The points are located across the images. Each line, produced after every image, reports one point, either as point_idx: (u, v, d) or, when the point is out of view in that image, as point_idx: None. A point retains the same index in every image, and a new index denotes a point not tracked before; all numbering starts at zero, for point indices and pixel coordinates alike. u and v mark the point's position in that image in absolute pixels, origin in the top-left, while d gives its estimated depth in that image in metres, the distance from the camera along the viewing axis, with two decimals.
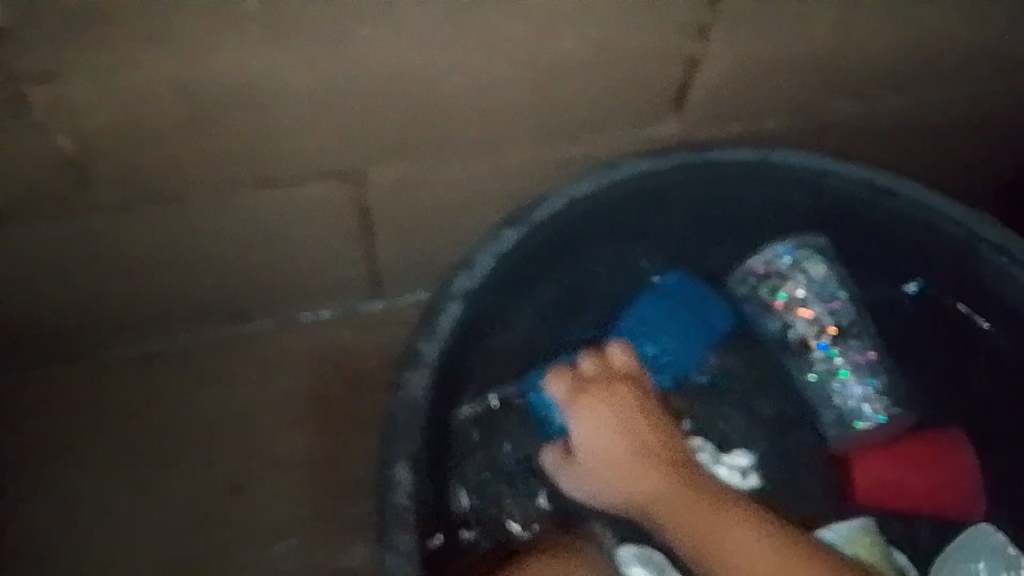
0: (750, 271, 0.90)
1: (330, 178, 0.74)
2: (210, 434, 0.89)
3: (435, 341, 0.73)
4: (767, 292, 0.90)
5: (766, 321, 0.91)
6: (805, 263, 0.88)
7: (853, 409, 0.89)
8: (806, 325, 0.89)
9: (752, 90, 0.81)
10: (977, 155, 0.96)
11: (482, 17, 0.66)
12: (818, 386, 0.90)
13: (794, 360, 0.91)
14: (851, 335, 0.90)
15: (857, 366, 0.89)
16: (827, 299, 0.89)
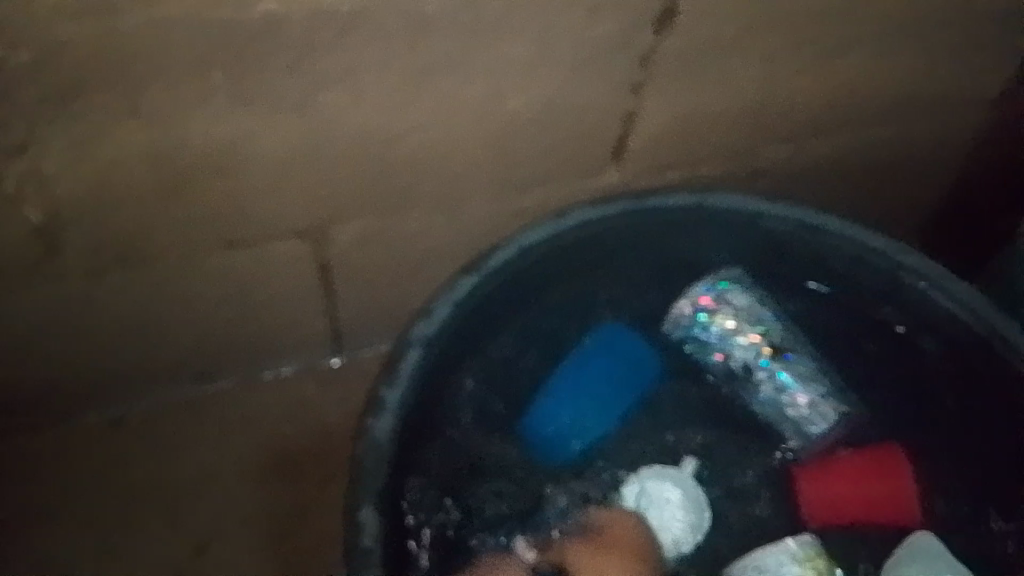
0: (680, 314, 0.92)
1: (293, 236, 0.82)
2: (187, 493, 0.97)
3: (395, 387, 0.74)
4: (700, 329, 0.92)
5: (706, 354, 0.93)
6: (727, 295, 0.91)
7: (805, 419, 0.89)
8: (744, 350, 0.91)
9: (686, 139, 0.88)
10: (899, 192, 1.04)
11: (435, 84, 0.71)
12: (770, 405, 0.91)
13: (740, 384, 0.92)
14: (789, 351, 0.91)
15: (801, 378, 0.90)
16: (755, 323, 0.91)
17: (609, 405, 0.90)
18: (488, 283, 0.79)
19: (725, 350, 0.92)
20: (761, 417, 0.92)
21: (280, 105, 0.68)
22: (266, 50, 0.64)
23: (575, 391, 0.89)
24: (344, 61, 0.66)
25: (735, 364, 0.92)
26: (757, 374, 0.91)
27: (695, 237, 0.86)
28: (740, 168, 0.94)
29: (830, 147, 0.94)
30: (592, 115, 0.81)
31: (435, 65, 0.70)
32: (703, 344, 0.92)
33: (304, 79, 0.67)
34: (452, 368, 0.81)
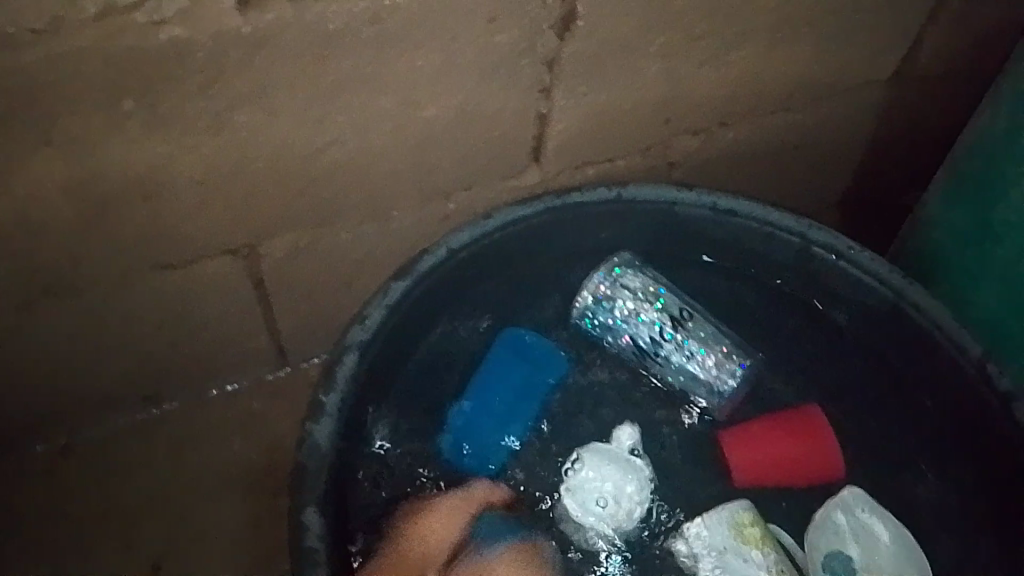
0: (581, 306, 0.94)
1: (223, 254, 0.84)
2: (137, 515, 0.98)
3: (332, 393, 0.77)
4: (602, 314, 0.93)
5: (615, 339, 0.94)
6: (622, 278, 0.92)
7: (719, 378, 0.92)
8: (649, 325, 0.92)
9: (598, 135, 0.92)
10: (810, 174, 1.09)
11: (350, 99, 0.74)
12: (684, 372, 0.93)
13: (652, 360, 0.94)
14: (690, 320, 0.93)
15: (707, 341, 0.92)
16: (652, 300, 0.93)
17: (523, 387, 0.91)
18: (420, 285, 0.83)
19: (630, 330, 0.93)
20: (676, 388, 0.94)
21: (197, 129, 0.71)
22: (175, 76, 0.66)
23: (485, 377, 0.90)
24: (255, 83, 0.69)
25: (642, 341, 0.93)
26: (665, 347, 0.92)
27: (613, 229, 0.91)
28: (655, 160, 0.98)
29: (739, 135, 0.99)
30: (506, 119, 0.85)
31: (346, 82, 0.73)
32: (610, 331, 0.94)
33: (218, 102, 0.69)
34: (386, 372, 0.85)
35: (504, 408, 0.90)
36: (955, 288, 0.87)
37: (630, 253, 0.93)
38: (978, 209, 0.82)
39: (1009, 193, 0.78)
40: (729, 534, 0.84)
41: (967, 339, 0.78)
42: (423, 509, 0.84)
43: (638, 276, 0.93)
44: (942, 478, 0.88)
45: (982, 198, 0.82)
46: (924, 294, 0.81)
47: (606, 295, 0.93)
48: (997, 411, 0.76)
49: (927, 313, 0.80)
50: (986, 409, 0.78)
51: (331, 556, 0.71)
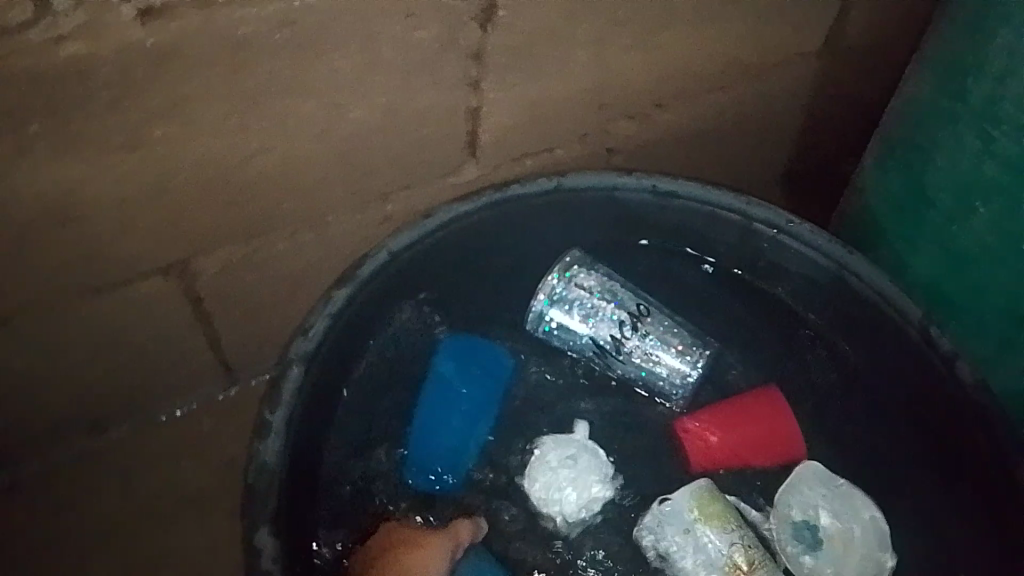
0: (537, 310, 0.94)
1: (154, 274, 0.83)
2: (90, 548, 0.96)
3: (279, 409, 0.74)
4: (561, 316, 0.93)
5: (574, 338, 0.93)
6: (576, 279, 0.92)
7: (675, 370, 0.93)
8: (609, 323, 0.92)
9: (534, 126, 0.91)
10: (751, 150, 1.09)
11: (270, 106, 0.73)
12: (646, 366, 0.93)
13: (614, 356, 0.93)
14: (649, 315, 0.93)
15: (665, 335, 0.92)
16: (608, 298, 0.92)
17: (483, 396, 0.91)
18: (363, 292, 0.81)
19: (591, 331, 0.92)
20: (636, 380, 0.95)
21: (112, 147, 0.70)
22: (82, 95, 0.65)
23: (443, 385, 0.89)
24: (167, 98, 0.68)
25: (604, 340, 0.92)
26: (627, 344, 0.92)
27: (556, 220, 0.89)
28: (594, 147, 0.98)
29: (675, 117, 0.99)
30: (436, 116, 0.83)
31: (263, 88, 0.71)
32: (569, 331, 0.93)
33: (130, 119, 0.68)
34: (334, 385, 0.82)
35: (466, 420, 0.89)
36: (892, 254, 0.88)
37: (577, 251, 0.93)
38: (911, 174, 0.83)
39: (938, 155, 0.79)
40: (694, 513, 0.83)
41: (910, 305, 0.78)
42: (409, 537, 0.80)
43: (591, 275, 0.92)
44: (894, 445, 0.89)
45: (914, 164, 0.83)
46: (867, 265, 0.81)
47: (561, 296, 0.93)
48: (943, 372, 0.77)
49: (873, 283, 0.80)
50: (932, 372, 0.78)
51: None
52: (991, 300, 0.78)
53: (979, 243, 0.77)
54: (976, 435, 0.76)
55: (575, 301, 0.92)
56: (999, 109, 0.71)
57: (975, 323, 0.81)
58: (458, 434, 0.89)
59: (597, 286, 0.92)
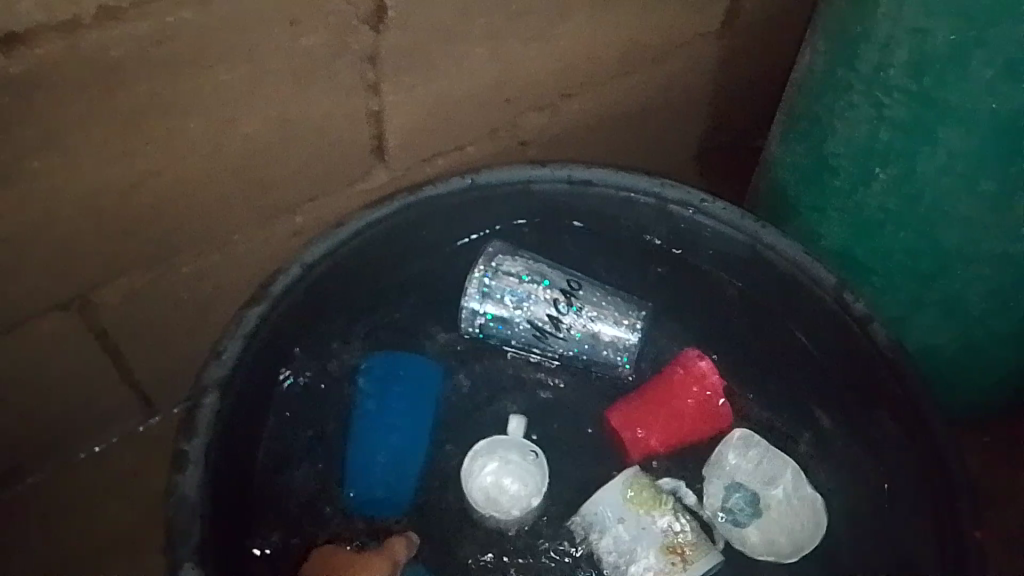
0: (469, 307, 0.90)
1: (52, 309, 0.80)
2: None
3: (196, 436, 0.70)
4: (494, 309, 0.90)
5: (512, 328, 0.91)
6: (501, 267, 0.89)
7: (619, 339, 0.90)
8: (543, 305, 0.89)
9: (442, 127, 0.90)
10: (663, 132, 1.09)
11: (152, 123, 0.72)
12: (589, 341, 0.90)
13: (555, 338, 0.91)
14: (581, 289, 0.91)
15: (600, 306, 0.90)
16: (537, 278, 0.90)
17: (415, 403, 0.87)
18: (278, 310, 0.78)
19: (525, 314, 0.90)
20: (580, 360, 0.93)
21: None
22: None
23: (372, 401, 0.86)
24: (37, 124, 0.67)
25: (540, 321, 0.90)
26: (565, 321, 0.90)
27: (473, 215, 0.88)
28: (508, 142, 0.97)
29: (584, 105, 0.98)
30: (335, 123, 0.82)
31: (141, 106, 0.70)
32: (505, 321, 0.90)
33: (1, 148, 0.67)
34: (254, 407, 0.80)
35: (401, 428, 0.85)
36: (803, 226, 0.89)
37: (496, 240, 0.91)
38: (812, 146, 0.84)
39: (835, 125, 0.80)
40: (625, 499, 0.83)
41: (822, 272, 0.79)
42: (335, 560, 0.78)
43: (514, 258, 0.90)
44: (821, 414, 0.90)
45: (813, 135, 0.83)
46: (779, 235, 0.81)
47: (489, 287, 0.89)
48: (858, 336, 0.78)
49: (786, 252, 0.81)
50: (851, 337, 0.79)
51: None
52: (898, 259, 0.83)
53: (881, 208, 0.80)
54: (895, 398, 0.77)
55: (507, 288, 0.89)
56: (887, 76, 0.72)
57: (883, 282, 0.86)
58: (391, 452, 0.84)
59: (522, 268, 0.90)
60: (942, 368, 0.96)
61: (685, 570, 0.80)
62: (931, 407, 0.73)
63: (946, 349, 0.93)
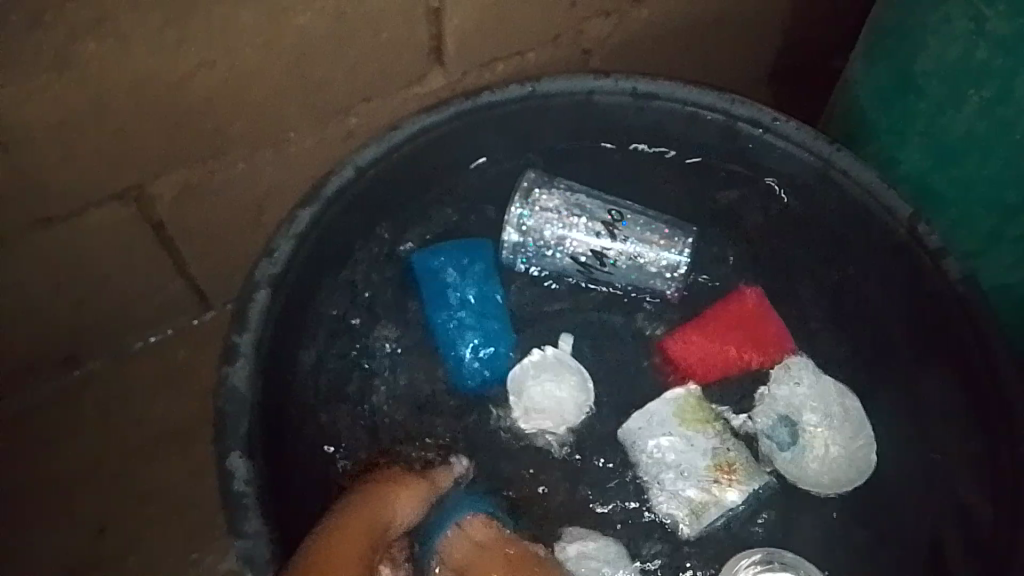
0: (510, 243, 0.89)
1: (107, 201, 0.81)
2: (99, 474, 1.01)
3: (246, 332, 0.70)
4: (535, 243, 0.89)
5: (554, 262, 0.90)
6: (540, 201, 0.88)
7: (672, 263, 0.89)
8: (585, 237, 0.88)
9: (501, 30, 0.87)
10: (731, 45, 1.05)
11: (206, 14, 0.70)
12: (640, 271, 0.90)
13: (603, 273, 0.90)
14: (624, 219, 0.89)
15: (647, 235, 0.89)
16: (574, 212, 0.88)
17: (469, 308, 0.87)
18: (329, 212, 0.77)
19: (568, 249, 0.89)
20: (630, 288, 0.92)
21: (38, 63, 0.67)
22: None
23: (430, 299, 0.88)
24: (92, 10, 0.66)
25: (584, 257, 0.89)
26: (609, 255, 0.88)
27: (534, 123, 0.84)
28: (569, 50, 0.93)
29: (651, 13, 0.94)
30: (391, 20, 0.79)
31: None
32: (547, 258, 0.90)
33: (55, 30, 0.66)
34: (303, 306, 0.80)
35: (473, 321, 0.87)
36: (881, 149, 0.85)
37: (533, 171, 0.89)
38: (899, 62, 0.78)
39: (926, 40, 0.74)
40: (676, 420, 0.83)
41: (896, 201, 0.75)
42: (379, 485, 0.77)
43: (550, 193, 0.88)
44: (879, 348, 0.87)
45: (898, 51, 0.78)
46: (853, 161, 0.76)
47: (526, 224, 0.88)
48: (931, 270, 0.74)
49: (858, 179, 0.76)
50: (923, 270, 0.75)
51: (262, 499, 0.66)
52: (980, 190, 0.78)
53: (965, 133, 0.75)
54: (965, 337, 0.73)
55: (545, 225, 0.88)
56: None
57: (961, 215, 0.81)
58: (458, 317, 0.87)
59: (561, 202, 0.88)
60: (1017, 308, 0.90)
61: (728, 491, 0.82)
62: (1002, 349, 0.70)
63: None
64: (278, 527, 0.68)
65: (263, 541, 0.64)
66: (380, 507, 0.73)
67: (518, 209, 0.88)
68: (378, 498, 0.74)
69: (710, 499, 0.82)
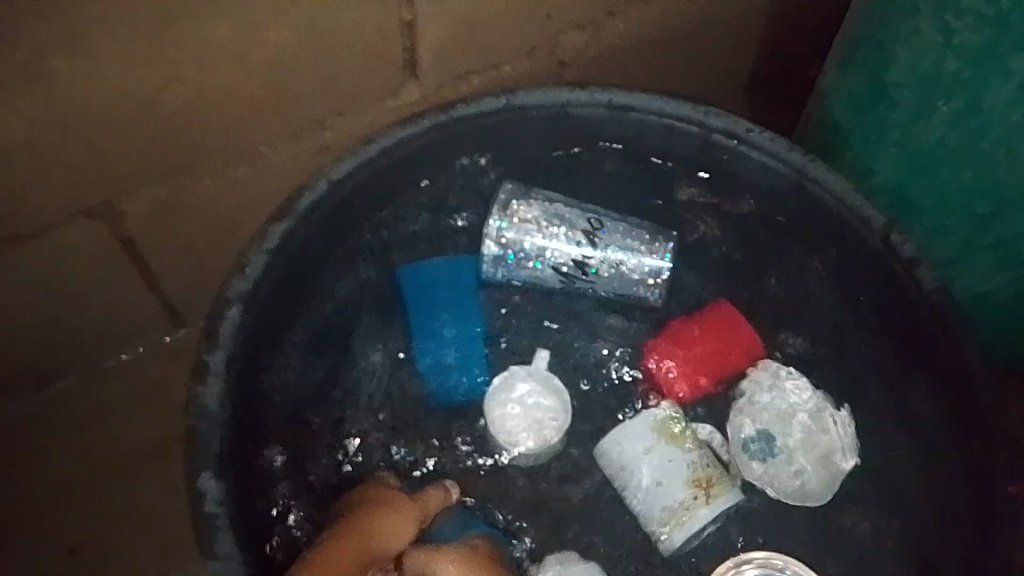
0: (492, 256, 0.89)
1: (76, 217, 0.80)
2: (76, 492, 0.96)
3: (218, 349, 0.69)
4: (516, 256, 0.88)
5: (537, 273, 0.90)
6: (520, 215, 0.87)
7: (656, 268, 0.90)
8: (567, 247, 0.88)
9: (477, 41, 0.86)
10: (709, 54, 1.05)
11: (176, 30, 0.70)
12: (620, 278, 0.90)
13: (585, 282, 0.90)
14: (603, 228, 0.89)
15: (626, 244, 0.89)
16: (553, 224, 0.88)
17: (450, 322, 0.87)
18: (303, 227, 0.76)
19: (550, 260, 0.88)
20: (610, 296, 0.92)
21: (1, 81, 0.66)
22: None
23: (414, 312, 0.86)
24: (57, 27, 0.65)
25: (566, 267, 0.89)
26: (591, 263, 0.89)
27: (511, 136, 0.84)
28: (546, 62, 0.93)
29: (627, 23, 0.94)
30: (367, 32, 0.79)
31: (164, 10, 0.68)
32: (529, 271, 0.89)
33: (18, 47, 0.65)
34: (278, 321, 0.78)
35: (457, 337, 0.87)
36: (855, 159, 0.85)
37: (510, 184, 0.89)
38: (873, 72, 0.78)
39: (898, 51, 0.74)
40: (656, 435, 0.82)
41: (870, 211, 0.75)
42: (370, 494, 0.77)
43: (529, 204, 0.88)
44: (858, 357, 0.87)
45: (872, 62, 0.78)
46: (828, 171, 0.76)
47: (506, 238, 0.88)
48: (907, 280, 0.75)
49: (833, 190, 0.76)
50: (899, 280, 0.75)
51: (234, 521, 0.65)
52: (953, 200, 0.78)
53: (938, 142, 0.75)
54: (940, 345, 0.73)
55: (526, 239, 0.88)
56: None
57: (936, 223, 0.81)
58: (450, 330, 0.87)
59: (540, 214, 0.88)
60: (992, 316, 0.91)
61: (707, 505, 0.79)
62: (977, 358, 0.70)
63: (998, 297, 0.88)
64: (252, 549, 0.66)
65: (236, 563, 0.63)
66: (379, 512, 0.73)
67: (497, 222, 0.88)
68: (375, 505, 0.74)
69: (688, 514, 0.79)
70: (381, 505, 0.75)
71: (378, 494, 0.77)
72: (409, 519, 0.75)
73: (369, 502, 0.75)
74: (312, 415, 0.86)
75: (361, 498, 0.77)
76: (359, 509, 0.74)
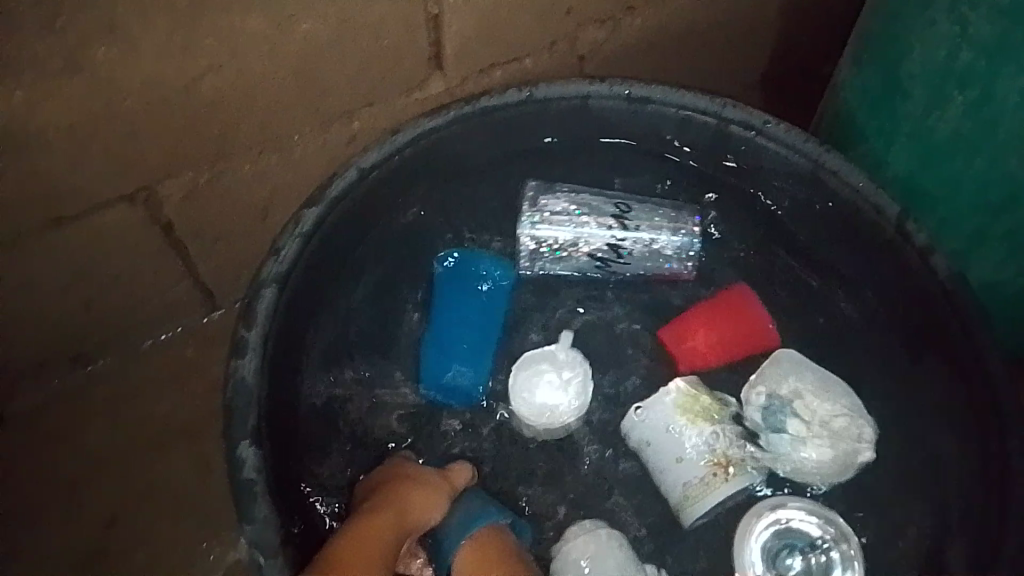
0: (528, 252, 0.93)
1: (117, 201, 0.83)
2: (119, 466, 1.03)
3: (254, 326, 0.72)
4: (552, 247, 0.93)
5: (572, 264, 0.93)
6: (549, 208, 0.92)
7: (687, 242, 0.93)
8: (598, 233, 0.92)
9: (500, 35, 0.89)
10: (727, 48, 1.07)
11: (213, 22, 0.73)
12: (653, 257, 0.93)
13: (622, 266, 0.93)
14: (631, 210, 0.92)
15: (655, 223, 0.93)
16: (580, 214, 0.92)
17: (476, 313, 0.88)
18: (332, 213, 0.79)
19: (584, 248, 0.92)
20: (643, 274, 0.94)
21: (50, 67, 0.70)
22: (12, 15, 0.65)
23: (439, 309, 0.89)
24: (103, 18, 0.69)
25: (600, 252, 0.92)
26: (625, 246, 0.92)
27: (533, 126, 0.86)
28: (567, 56, 0.96)
29: (646, 19, 0.97)
30: (394, 26, 0.82)
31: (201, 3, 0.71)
32: (562, 261, 0.93)
33: (66, 36, 0.68)
34: (309, 303, 0.82)
35: (477, 332, 0.88)
36: (869, 150, 0.87)
37: (534, 181, 0.94)
38: (888, 64, 0.80)
39: (913, 43, 0.76)
40: (678, 415, 0.83)
41: (885, 199, 0.77)
42: (400, 470, 0.81)
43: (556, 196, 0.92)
44: (872, 342, 0.89)
45: (887, 55, 0.80)
46: (843, 161, 0.79)
47: (539, 238, 0.93)
48: (920, 263, 0.76)
49: (847, 177, 0.79)
50: (912, 262, 0.77)
51: (270, 487, 0.68)
52: (964, 189, 0.80)
53: (951, 132, 0.77)
54: (953, 328, 0.75)
55: (558, 234, 0.92)
56: None
57: (948, 212, 0.83)
58: (483, 326, 0.88)
59: (567, 207, 0.92)
60: (1005, 304, 0.93)
61: (726, 482, 0.81)
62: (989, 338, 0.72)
63: (1009, 286, 0.90)
64: (285, 518, 0.70)
65: (271, 526, 0.66)
66: (410, 485, 0.78)
67: (525, 223, 0.92)
68: (407, 480, 0.78)
69: (710, 489, 0.81)
70: (414, 480, 0.78)
71: (409, 469, 0.81)
72: (438, 496, 0.78)
73: (402, 475, 0.79)
74: (341, 399, 0.88)
75: (393, 472, 0.81)
76: (394, 483, 0.78)
